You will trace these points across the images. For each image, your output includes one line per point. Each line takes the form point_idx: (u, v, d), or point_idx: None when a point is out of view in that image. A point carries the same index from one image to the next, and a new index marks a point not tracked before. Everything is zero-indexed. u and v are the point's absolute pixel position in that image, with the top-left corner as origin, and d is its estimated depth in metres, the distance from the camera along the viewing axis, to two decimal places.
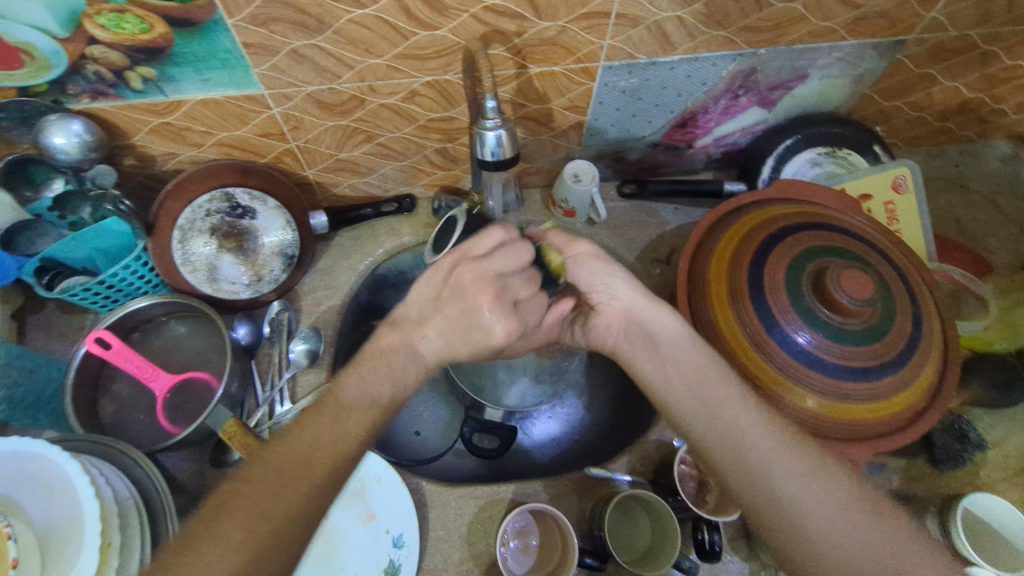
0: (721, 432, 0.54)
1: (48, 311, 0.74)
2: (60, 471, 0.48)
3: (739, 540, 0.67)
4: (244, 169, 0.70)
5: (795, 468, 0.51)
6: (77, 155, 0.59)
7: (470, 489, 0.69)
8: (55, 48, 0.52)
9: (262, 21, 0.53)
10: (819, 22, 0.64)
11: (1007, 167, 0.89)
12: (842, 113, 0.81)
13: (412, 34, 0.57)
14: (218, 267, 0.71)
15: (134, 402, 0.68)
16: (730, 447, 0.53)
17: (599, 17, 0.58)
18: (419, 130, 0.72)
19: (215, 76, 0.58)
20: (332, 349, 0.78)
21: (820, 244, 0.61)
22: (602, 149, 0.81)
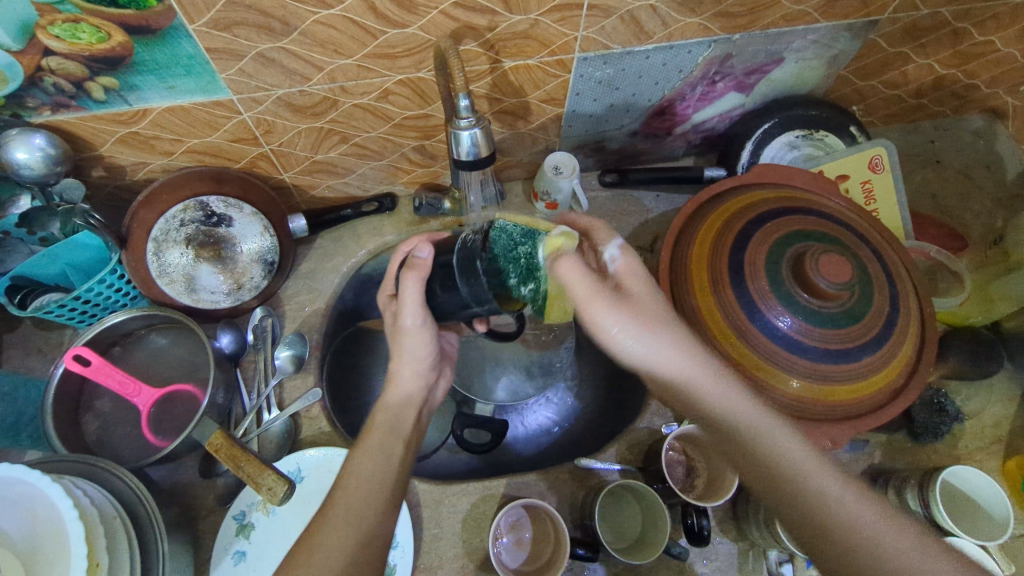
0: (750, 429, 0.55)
1: (24, 329, 0.73)
2: (41, 495, 0.47)
3: (728, 522, 0.68)
4: (217, 176, 0.69)
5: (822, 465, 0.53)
6: (42, 170, 0.57)
7: (463, 486, 0.69)
8: (9, 61, 0.50)
9: (224, 26, 0.52)
10: (793, 5, 0.63)
11: (983, 141, 0.90)
12: (818, 94, 0.81)
13: (381, 33, 0.56)
14: (196, 277, 0.70)
15: (119, 418, 0.67)
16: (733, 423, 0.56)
17: (571, 9, 0.57)
18: (395, 129, 0.71)
19: (179, 82, 0.56)
20: (318, 353, 0.77)
21: (798, 229, 0.62)
22: (582, 140, 0.80)
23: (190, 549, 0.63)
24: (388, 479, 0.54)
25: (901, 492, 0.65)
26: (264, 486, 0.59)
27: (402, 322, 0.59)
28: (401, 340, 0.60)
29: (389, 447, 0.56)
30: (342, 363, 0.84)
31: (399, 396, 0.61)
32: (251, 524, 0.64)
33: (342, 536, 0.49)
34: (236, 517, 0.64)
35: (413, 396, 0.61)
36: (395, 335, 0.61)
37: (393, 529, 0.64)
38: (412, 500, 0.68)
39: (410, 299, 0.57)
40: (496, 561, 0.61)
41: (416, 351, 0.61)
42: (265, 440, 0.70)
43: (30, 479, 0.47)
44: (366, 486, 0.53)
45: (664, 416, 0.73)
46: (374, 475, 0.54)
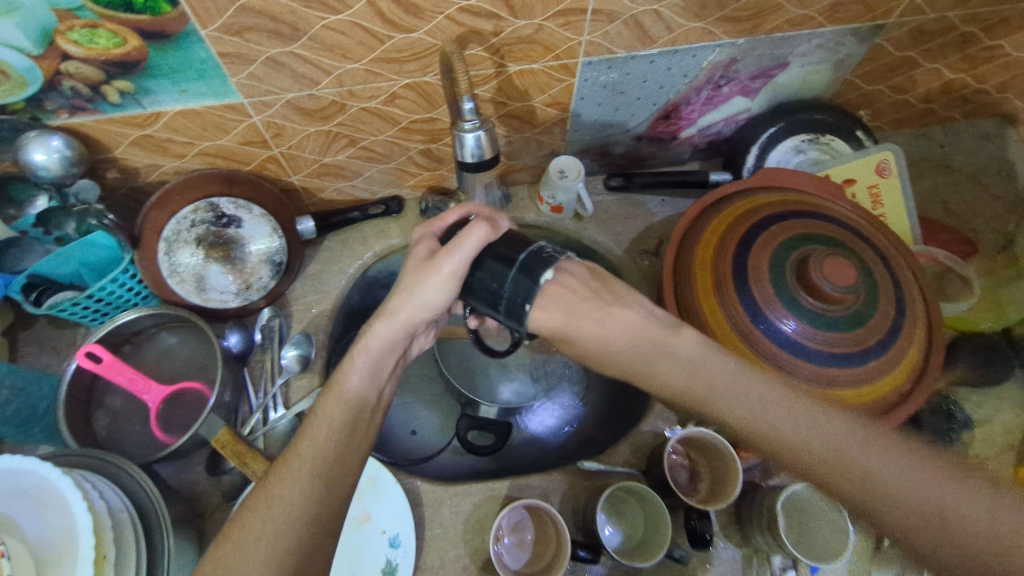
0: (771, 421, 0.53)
1: (39, 327, 0.74)
2: (53, 488, 0.48)
3: (731, 527, 0.68)
4: (228, 178, 0.71)
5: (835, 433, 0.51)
6: (59, 171, 0.59)
7: (465, 487, 0.69)
8: (29, 65, 0.52)
9: (236, 31, 0.53)
10: (797, 10, 0.63)
11: (993, 146, 0.89)
12: (825, 99, 0.81)
13: (387, 37, 0.57)
14: (205, 277, 0.71)
15: (129, 415, 0.69)
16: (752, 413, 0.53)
17: (575, 13, 0.58)
18: (402, 132, 0.72)
19: (191, 86, 0.58)
20: (324, 353, 0.78)
21: (802, 233, 0.61)
22: (587, 144, 0.81)
23: (196, 545, 0.64)
24: (343, 464, 0.51)
25: None
26: None
27: (437, 263, 0.52)
28: (419, 280, 0.53)
29: (341, 428, 0.52)
30: (347, 364, 0.85)
31: (375, 341, 0.54)
32: None
33: (287, 525, 0.46)
34: None
35: (394, 346, 0.55)
36: (426, 262, 0.53)
37: (395, 528, 0.65)
38: (414, 500, 0.68)
39: (467, 241, 0.51)
40: (497, 562, 0.60)
41: (423, 294, 0.53)
42: (271, 439, 0.71)
43: (42, 472, 0.48)
44: (322, 469, 0.50)
45: (668, 419, 0.73)
46: (331, 456, 0.50)
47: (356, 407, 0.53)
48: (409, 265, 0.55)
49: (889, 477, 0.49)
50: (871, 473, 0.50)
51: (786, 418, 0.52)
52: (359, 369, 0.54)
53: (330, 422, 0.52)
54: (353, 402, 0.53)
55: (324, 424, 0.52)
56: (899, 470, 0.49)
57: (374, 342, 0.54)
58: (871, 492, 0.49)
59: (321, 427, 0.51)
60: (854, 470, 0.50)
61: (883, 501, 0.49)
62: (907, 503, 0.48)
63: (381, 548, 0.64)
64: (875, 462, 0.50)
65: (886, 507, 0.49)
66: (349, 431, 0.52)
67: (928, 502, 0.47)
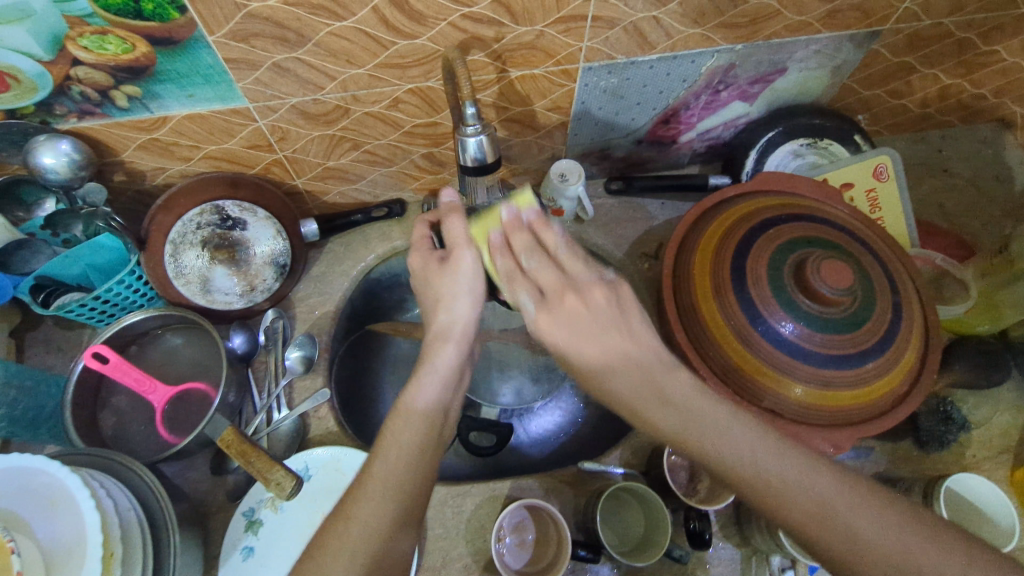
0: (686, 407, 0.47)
1: (46, 327, 0.75)
2: (61, 486, 0.49)
3: (730, 527, 0.68)
4: (233, 181, 0.72)
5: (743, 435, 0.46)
6: (67, 174, 0.60)
7: (467, 487, 0.70)
8: (39, 70, 0.53)
9: (242, 37, 0.54)
10: (795, 16, 0.64)
11: (990, 151, 0.90)
12: (823, 104, 0.82)
13: (391, 43, 0.58)
14: (210, 279, 0.72)
15: (135, 415, 0.70)
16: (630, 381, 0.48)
17: (576, 20, 0.59)
18: (405, 136, 0.73)
19: (198, 91, 0.59)
20: (327, 355, 0.79)
21: (800, 236, 0.62)
22: (588, 148, 0.82)
23: (200, 543, 0.64)
24: (420, 482, 0.48)
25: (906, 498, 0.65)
26: (274, 481, 0.62)
27: (454, 256, 0.52)
28: (452, 284, 0.52)
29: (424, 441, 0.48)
30: (350, 363, 0.86)
31: (442, 365, 0.50)
32: (260, 521, 0.65)
33: (365, 543, 0.44)
34: (245, 514, 0.65)
35: (458, 364, 0.51)
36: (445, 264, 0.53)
37: None
38: None
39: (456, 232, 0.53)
40: (498, 561, 0.61)
41: (469, 297, 0.52)
42: (275, 439, 0.72)
43: (50, 471, 0.49)
44: (397, 486, 0.46)
45: None
46: (411, 476, 0.47)
47: (434, 423, 0.49)
48: (434, 278, 0.53)
49: (799, 493, 0.43)
50: (788, 491, 0.43)
51: (732, 446, 0.46)
52: (430, 383, 0.50)
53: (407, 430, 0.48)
54: (431, 414, 0.49)
55: (410, 435, 0.48)
56: (884, 527, 0.41)
57: (440, 362, 0.50)
58: (836, 539, 0.42)
59: (399, 443, 0.48)
60: (838, 522, 0.42)
61: (863, 555, 0.41)
62: (818, 526, 0.42)
63: None
64: (859, 518, 0.42)
65: (828, 552, 0.42)
66: (433, 444, 0.49)
67: (910, 570, 0.40)
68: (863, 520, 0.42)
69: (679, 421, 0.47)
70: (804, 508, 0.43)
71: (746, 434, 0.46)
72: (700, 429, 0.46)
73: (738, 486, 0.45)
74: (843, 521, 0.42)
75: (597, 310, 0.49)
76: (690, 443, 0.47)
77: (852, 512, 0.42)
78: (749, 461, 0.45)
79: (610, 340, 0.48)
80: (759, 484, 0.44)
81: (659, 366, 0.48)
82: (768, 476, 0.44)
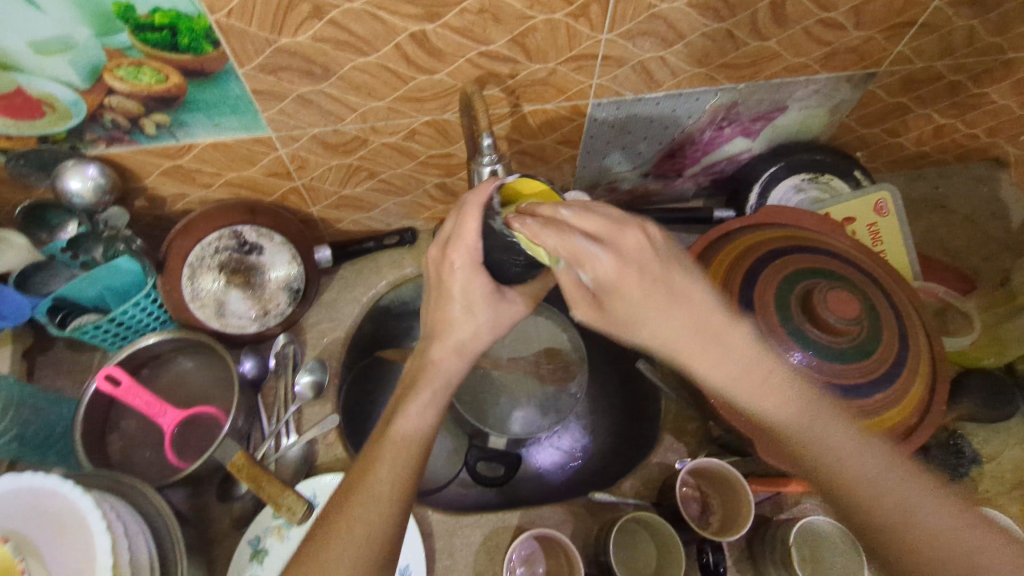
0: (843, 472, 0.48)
1: (57, 350, 0.76)
2: (70, 508, 0.48)
3: (745, 562, 0.66)
4: (251, 208, 0.74)
5: (910, 484, 0.47)
6: (91, 198, 0.62)
7: (475, 517, 0.69)
8: (75, 98, 0.55)
9: (271, 70, 0.57)
10: (794, 58, 0.67)
11: (985, 188, 0.92)
12: (822, 141, 0.85)
13: (411, 78, 0.61)
14: (225, 302, 0.74)
15: (143, 439, 0.69)
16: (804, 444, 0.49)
17: (587, 59, 0.62)
18: (419, 166, 0.76)
19: (224, 120, 0.61)
20: (336, 381, 0.79)
21: (805, 267, 0.64)
22: (594, 181, 0.85)
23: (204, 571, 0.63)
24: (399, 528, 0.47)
25: None
26: (285, 505, 0.62)
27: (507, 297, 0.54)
28: (461, 225, 0.50)
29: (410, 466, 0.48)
30: (357, 390, 0.87)
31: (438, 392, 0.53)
32: (265, 550, 0.64)
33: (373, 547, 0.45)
34: (251, 542, 0.64)
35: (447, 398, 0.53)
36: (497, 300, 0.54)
37: (405, 558, 0.64)
38: (425, 529, 0.68)
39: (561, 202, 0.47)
40: None
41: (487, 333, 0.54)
42: (283, 464, 0.72)
43: (62, 492, 0.49)
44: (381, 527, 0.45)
45: (677, 451, 0.73)
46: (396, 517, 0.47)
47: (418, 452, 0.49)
48: (464, 295, 0.52)
49: (952, 546, 0.44)
50: (925, 525, 0.45)
51: (847, 452, 0.49)
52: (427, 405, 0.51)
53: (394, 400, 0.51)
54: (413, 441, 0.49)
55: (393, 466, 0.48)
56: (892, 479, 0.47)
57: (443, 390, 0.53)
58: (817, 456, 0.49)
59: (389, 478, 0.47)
60: (918, 521, 0.45)
61: (918, 536, 0.45)
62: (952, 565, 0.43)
63: None
64: (937, 516, 0.45)
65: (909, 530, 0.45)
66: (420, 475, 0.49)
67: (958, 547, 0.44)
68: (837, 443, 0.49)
69: (796, 416, 0.50)
70: (874, 502, 0.47)
71: (848, 440, 0.49)
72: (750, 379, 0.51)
73: (868, 525, 0.47)
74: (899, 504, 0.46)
75: (770, 374, 0.51)
76: (837, 474, 0.48)
77: (879, 472, 0.48)
78: (861, 471, 0.48)
79: (711, 345, 0.51)
80: (824, 464, 0.48)
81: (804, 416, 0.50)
82: (808, 442, 0.50)
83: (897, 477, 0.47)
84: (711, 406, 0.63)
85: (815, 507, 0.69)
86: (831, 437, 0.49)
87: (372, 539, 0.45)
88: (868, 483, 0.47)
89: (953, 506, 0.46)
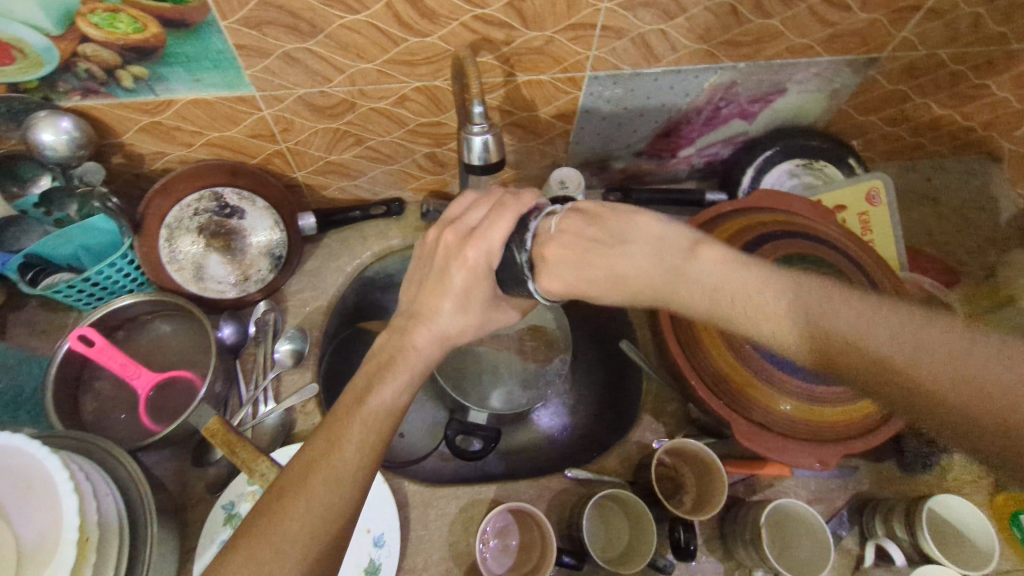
0: (866, 356, 0.46)
1: (30, 308, 0.74)
2: (39, 467, 0.47)
3: (715, 540, 0.67)
4: (233, 169, 0.71)
5: (885, 321, 0.47)
6: (66, 151, 0.59)
7: (452, 490, 0.69)
8: (47, 45, 0.53)
9: (255, 24, 0.54)
10: (796, 38, 0.66)
11: (978, 183, 0.92)
12: (819, 127, 0.84)
13: (402, 40, 0.58)
14: (204, 266, 0.72)
15: (117, 402, 0.68)
16: (836, 347, 0.47)
17: (585, 28, 0.60)
18: (408, 134, 0.74)
19: (206, 76, 0.59)
20: (317, 350, 0.78)
21: (793, 254, 0.64)
22: (587, 158, 0.83)
23: (177, 534, 0.63)
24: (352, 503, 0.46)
25: (888, 519, 0.66)
26: (258, 472, 0.60)
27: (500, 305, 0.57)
28: (493, 223, 0.53)
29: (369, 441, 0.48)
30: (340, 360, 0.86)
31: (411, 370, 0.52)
32: (239, 515, 0.64)
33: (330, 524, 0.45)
34: (224, 507, 0.64)
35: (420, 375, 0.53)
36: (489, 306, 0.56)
37: (380, 527, 0.64)
38: (401, 500, 0.68)
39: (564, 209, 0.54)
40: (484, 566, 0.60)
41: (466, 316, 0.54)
42: (260, 431, 0.71)
43: (30, 450, 0.48)
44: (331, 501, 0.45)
45: (656, 431, 0.73)
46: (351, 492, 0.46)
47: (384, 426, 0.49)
48: (463, 287, 0.53)
49: (976, 372, 0.43)
50: (931, 375, 0.44)
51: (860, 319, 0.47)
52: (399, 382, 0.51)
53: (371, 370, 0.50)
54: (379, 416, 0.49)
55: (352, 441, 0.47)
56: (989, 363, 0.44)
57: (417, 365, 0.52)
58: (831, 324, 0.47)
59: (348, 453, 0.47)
60: (934, 362, 0.45)
61: (944, 381, 0.44)
62: (987, 382, 0.43)
63: (365, 548, 0.63)
64: (957, 362, 0.44)
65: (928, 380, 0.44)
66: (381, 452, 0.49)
67: (958, 377, 0.44)
68: (842, 305, 0.48)
69: (797, 314, 0.49)
70: (876, 352, 0.46)
71: (811, 297, 0.49)
72: (731, 288, 0.51)
73: (911, 379, 0.45)
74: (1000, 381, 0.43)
75: (718, 263, 0.52)
76: (850, 335, 0.47)
77: (869, 321, 0.47)
78: (828, 322, 0.48)
79: (676, 283, 0.53)
80: (831, 336, 0.47)
81: (808, 298, 0.49)
82: (830, 316, 0.48)
83: (906, 329, 0.46)
84: (692, 389, 0.62)
85: (788, 489, 0.70)
86: (818, 295, 0.49)
87: (328, 506, 0.45)
88: (877, 341, 0.46)
89: (933, 320, 0.46)
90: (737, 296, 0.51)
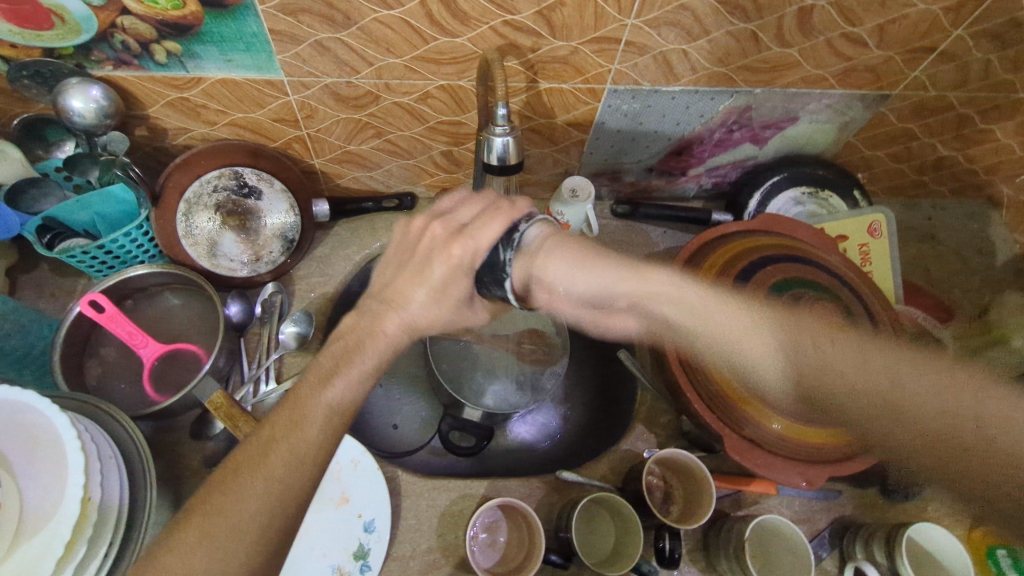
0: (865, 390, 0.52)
1: (40, 271, 0.75)
2: (45, 424, 0.48)
3: (698, 551, 0.69)
4: (254, 151, 0.73)
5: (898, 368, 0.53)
6: (92, 120, 0.62)
7: (444, 482, 0.70)
8: (87, 14, 0.54)
9: (292, 11, 0.56)
10: (813, 69, 0.68)
11: (976, 225, 0.94)
12: (827, 157, 0.86)
13: (432, 38, 0.60)
14: (218, 243, 0.73)
15: (121, 369, 0.69)
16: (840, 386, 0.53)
17: (610, 42, 0.62)
18: (427, 131, 0.75)
19: (237, 57, 0.60)
20: (320, 335, 0.80)
21: (794, 277, 0.65)
22: (600, 169, 0.85)
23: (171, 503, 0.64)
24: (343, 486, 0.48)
25: (868, 543, 0.67)
26: None
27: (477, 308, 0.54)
28: (486, 220, 0.50)
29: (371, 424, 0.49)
30: None
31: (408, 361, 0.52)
32: None
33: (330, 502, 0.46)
34: None
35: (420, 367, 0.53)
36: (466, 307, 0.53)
37: (371, 513, 0.66)
38: (393, 488, 0.69)
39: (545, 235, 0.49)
40: (470, 557, 0.61)
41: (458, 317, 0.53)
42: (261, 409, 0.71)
43: (39, 407, 0.49)
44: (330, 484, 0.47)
45: (647, 440, 0.74)
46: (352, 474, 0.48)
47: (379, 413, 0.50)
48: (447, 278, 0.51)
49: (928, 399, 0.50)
50: (910, 389, 0.51)
51: (849, 364, 0.53)
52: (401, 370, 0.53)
53: (379, 357, 0.51)
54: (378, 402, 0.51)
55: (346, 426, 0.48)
56: (952, 398, 0.50)
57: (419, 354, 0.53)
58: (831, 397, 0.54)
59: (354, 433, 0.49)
60: (901, 394, 0.51)
61: (897, 395, 0.51)
62: (925, 409, 0.50)
63: (355, 531, 0.65)
64: (909, 382, 0.51)
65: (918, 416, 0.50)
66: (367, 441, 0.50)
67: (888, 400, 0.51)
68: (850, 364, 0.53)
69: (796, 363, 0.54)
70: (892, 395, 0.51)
71: (821, 345, 0.54)
72: (730, 328, 0.54)
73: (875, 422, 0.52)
74: (968, 409, 0.49)
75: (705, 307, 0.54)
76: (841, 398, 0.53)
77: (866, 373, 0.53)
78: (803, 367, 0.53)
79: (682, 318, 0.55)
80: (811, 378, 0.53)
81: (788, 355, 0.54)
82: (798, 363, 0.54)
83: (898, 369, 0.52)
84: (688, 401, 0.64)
85: (771, 507, 0.72)
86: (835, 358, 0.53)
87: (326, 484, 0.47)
88: (850, 373, 0.53)
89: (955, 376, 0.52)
90: (731, 338, 0.54)
